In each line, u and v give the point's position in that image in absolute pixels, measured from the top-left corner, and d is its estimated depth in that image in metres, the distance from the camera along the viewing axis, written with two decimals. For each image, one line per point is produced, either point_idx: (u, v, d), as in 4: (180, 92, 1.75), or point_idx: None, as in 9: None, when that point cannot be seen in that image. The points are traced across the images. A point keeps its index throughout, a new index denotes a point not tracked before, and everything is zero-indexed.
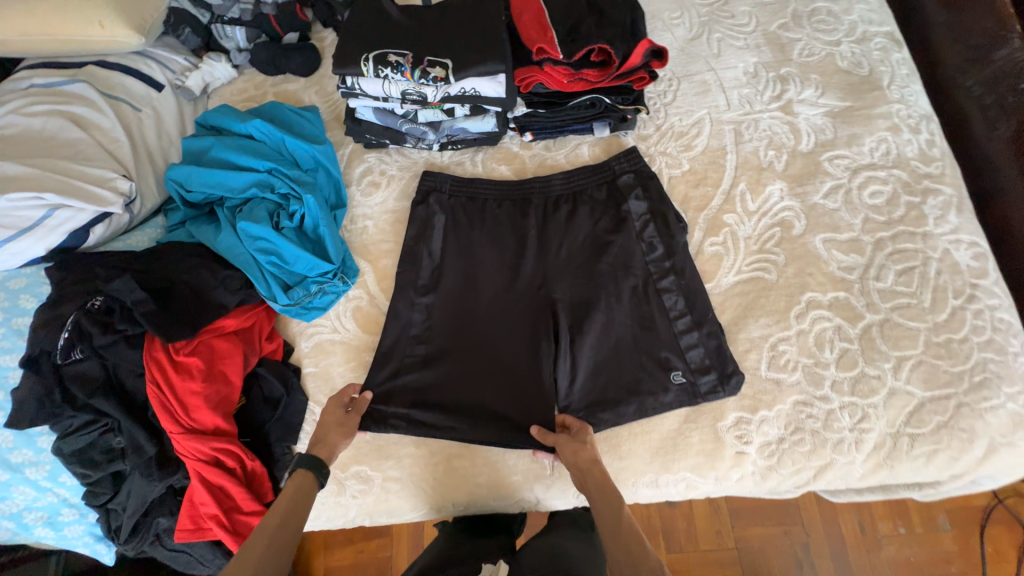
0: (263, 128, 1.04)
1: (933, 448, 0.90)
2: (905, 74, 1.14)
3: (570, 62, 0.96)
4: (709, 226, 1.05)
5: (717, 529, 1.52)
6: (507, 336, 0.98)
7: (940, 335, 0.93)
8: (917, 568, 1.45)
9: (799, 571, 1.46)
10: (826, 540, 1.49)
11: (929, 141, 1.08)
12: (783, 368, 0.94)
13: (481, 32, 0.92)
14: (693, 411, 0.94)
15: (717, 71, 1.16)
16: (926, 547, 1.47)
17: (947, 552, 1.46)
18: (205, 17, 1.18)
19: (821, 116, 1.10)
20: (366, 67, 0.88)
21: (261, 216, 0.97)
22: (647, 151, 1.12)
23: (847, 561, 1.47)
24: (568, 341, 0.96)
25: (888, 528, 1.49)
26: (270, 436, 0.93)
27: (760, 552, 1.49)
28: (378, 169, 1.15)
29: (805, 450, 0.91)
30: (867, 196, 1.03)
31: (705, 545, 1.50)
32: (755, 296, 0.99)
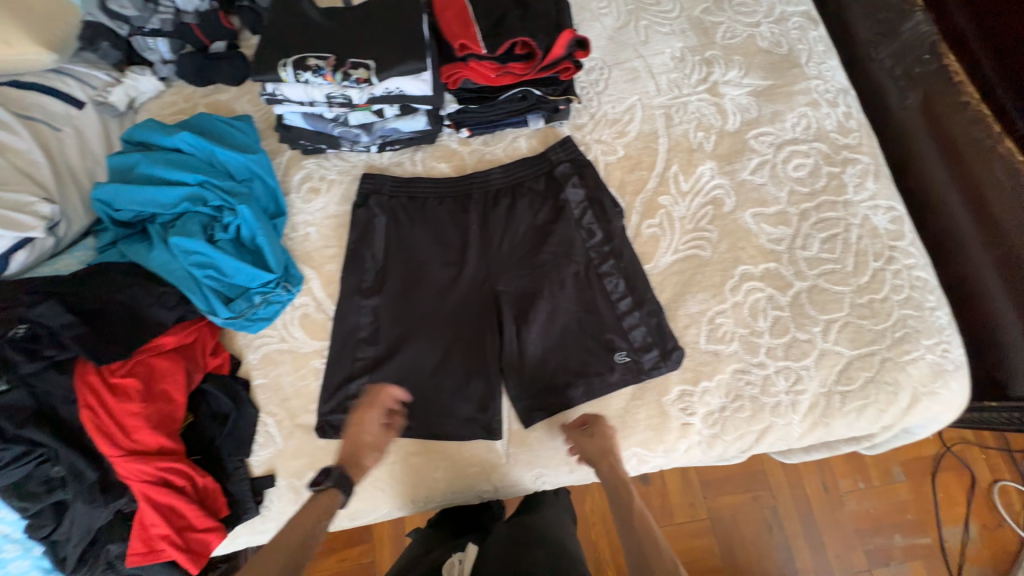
0: (191, 140, 1.02)
1: (863, 403, 0.95)
2: (822, 50, 1.19)
3: (495, 57, 0.97)
4: (645, 208, 1.08)
5: (691, 502, 1.56)
6: (455, 332, 0.99)
7: (863, 296, 0.99)
8: (876, 519, 1.53)
9: (769, 534, 1.53)
10: (792, 501, 1.55)
11: (846, 113, 1.13)
12: (721, 340, 0.98)
13: (402, 33, 0.93)
14: (640, 389, 0.97)
15: (646, 58, 1.20)
16: (884, 498, 1.55)
17: (903, 501, 1.55)
18: (123, 29, 1.15)
19: (745, 95, 1.14)
20: (285, 73, 0.87)
21: (194, 230, 0.96)
22: (583, 140, 1.14)
23: (812, 518, 1.54)
24: (516, 331, 0.98)
25: (848, 484, 1.56)
26: (221, 450, 0.92)
27: (731, 519, 1.54)
28: (318, 174, 1.14)
29: (746, 415, 0.95)
30: (791, 169, 1.08)
31: (679, 519, 1.55)
32: (692, 273, 1.03)
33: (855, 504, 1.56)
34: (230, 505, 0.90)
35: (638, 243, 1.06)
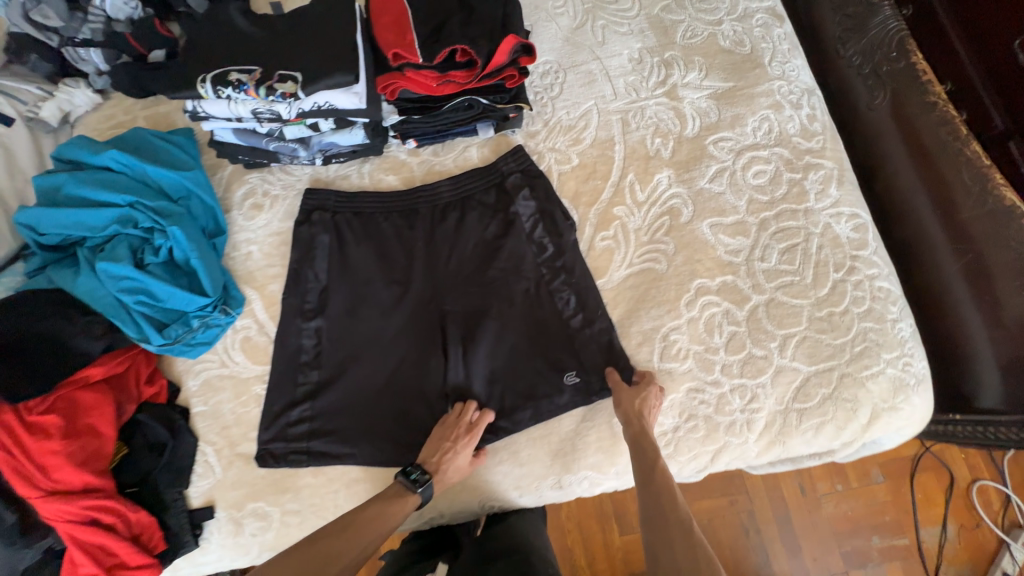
0: (120, 158, 0.98)
1: (821, 420, 0.92)
2: (787, 49, 1.14)
3: (435, 65, 0.92)
4: (599, 220, 1.04)
5: None
6: (401, 354, 0.96)
7: (822, 310, 0.95)
8: (854, 521, 1.51)
9: (746, 539, 1.49)
10: (769, 505, 1.52)
11: (810, 116, 1.09)
12: (675, 357, 0.94)
13: (331, 42, 0.88)
14: (590, 411, 0.94)
15: (602, 60, 1.14)
16: (862, 501, 1.52)
17: (881, 502, 1.52)
18: (53, 40, 1.09)
19: (705, 98, 1.10)
20: (204, 89, 0.82)
21: (122, 255, 0.91)
22: (537, 148, 1.09)
23: (789, 521, 1.51)
24: (463, 352, 0.95)
25: (826, 487, 1.53)
26: (156, 483, 0.89)
27: (708, 525, 1.51)
28: (261, 189, 1.10)
29: (700, 436, 0.92)
30: (750, 177, 1.04)
31: None
32: (646, 288, 0.99)
33: (833, 506, 1.53)
34: (167, 540, 0.87)
35: (592, 256, 1.02)
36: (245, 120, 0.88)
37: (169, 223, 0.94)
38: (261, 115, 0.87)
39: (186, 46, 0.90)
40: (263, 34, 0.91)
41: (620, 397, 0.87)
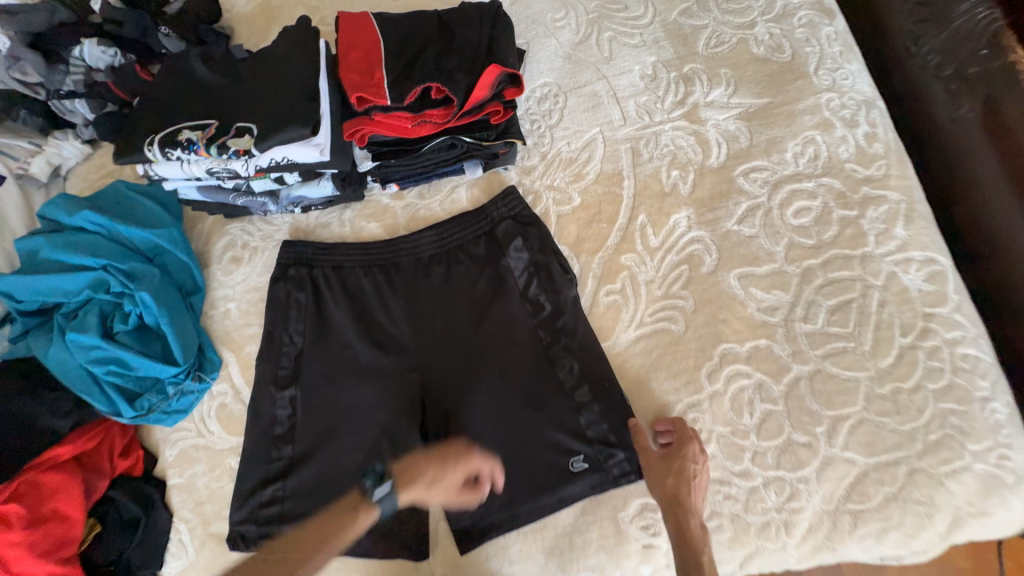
0: (92, 219, 0.94)
1: (883, 526, 0.73)
2: (839, 52, 0.93)
3: (407, 105, 0.81)
4: (604, 271, 0.89)
5: None
6: (378, 431, 0.86)
7: (885, 385, 0.76)
8: None
9: None
10: None
11: (869, 135, 0.88)
12: (694, 441, 0.79)
13: (290, 89, 0.78)
14: (592, 502, 0.80)
15: (609, 79, 0.98)
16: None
17: None
18: (40, 94, 1.07)
19: (733, 119, 0.92)
20: (153, 152, 0.76)
21: (91, 323, 0.87)
22: (532, 187, 0.96)
23: None
24: (447, 431, 0.84)
25: None
26: (130, 563, 0.85)
27: None
28: (241, 241, 1.03)
29: (725, 538, 0.76)
30: (790, 216, 0.85)
31: None
32: (660, 354, 0.84)
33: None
34: None
35: (596, 314, 0.88)
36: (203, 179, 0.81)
37: (138, 288, 0.89)
38: (217, 174, 0.80)
39: (146, 101, 0.84)
40: (224, 82, 0.83)
41: (652, 471, 0.76)
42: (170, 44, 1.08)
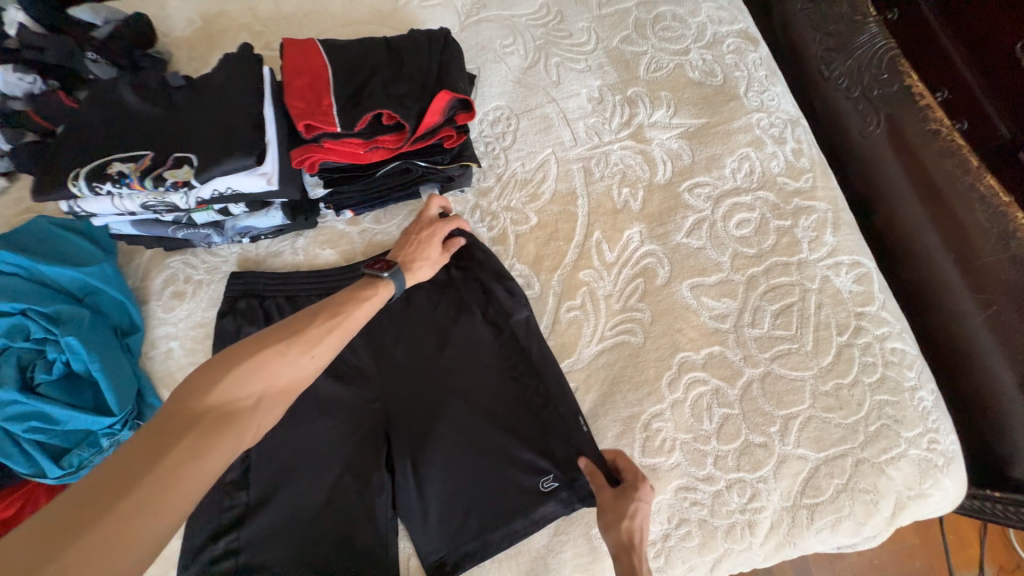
0: (8, 259, 0.86)
1: (836, 517, 0.78)
2: (764, 76, 1.01)
3: (358, 132, 0.80)
4: (564, 288, 0.91)
5: None
6: (341, 469, 0.82)
7: (828, 383, 0.81)
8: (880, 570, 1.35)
9: None
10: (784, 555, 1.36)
11: (796, 150, 0.96)
12: (659, 451, 0.81)
13: (232, 117, 0.75)
14: (565, 521, 0.80)
15: (559, 102, 1.02)
16: (890, 547, 1.37)
17: (910, 547, 1.35)
18: None
19: (675, 139, 0.97)
20: (78, 187, 0.69)
21: (7, 375, 0.79)
22: (490, 209, 0.97)
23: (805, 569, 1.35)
24: (415, 462, 0.81)
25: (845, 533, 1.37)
26: None
27: None
28: (184, 275, 0.97)
29: (695, 544, 0.78)
30: (733, 227, 0.91)
31: None
32: (621, 366, 0.85)
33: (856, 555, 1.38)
34: None
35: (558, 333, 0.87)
36: (137, 213, 0.76)
37: (62, 333, 0.81)
38: (154, 208, 0.75)
39: (71, 133, 0.79)
40: (159, 111, 0.79)
41: (606, 516, 0.70)
42: (98, 69, 1.03)
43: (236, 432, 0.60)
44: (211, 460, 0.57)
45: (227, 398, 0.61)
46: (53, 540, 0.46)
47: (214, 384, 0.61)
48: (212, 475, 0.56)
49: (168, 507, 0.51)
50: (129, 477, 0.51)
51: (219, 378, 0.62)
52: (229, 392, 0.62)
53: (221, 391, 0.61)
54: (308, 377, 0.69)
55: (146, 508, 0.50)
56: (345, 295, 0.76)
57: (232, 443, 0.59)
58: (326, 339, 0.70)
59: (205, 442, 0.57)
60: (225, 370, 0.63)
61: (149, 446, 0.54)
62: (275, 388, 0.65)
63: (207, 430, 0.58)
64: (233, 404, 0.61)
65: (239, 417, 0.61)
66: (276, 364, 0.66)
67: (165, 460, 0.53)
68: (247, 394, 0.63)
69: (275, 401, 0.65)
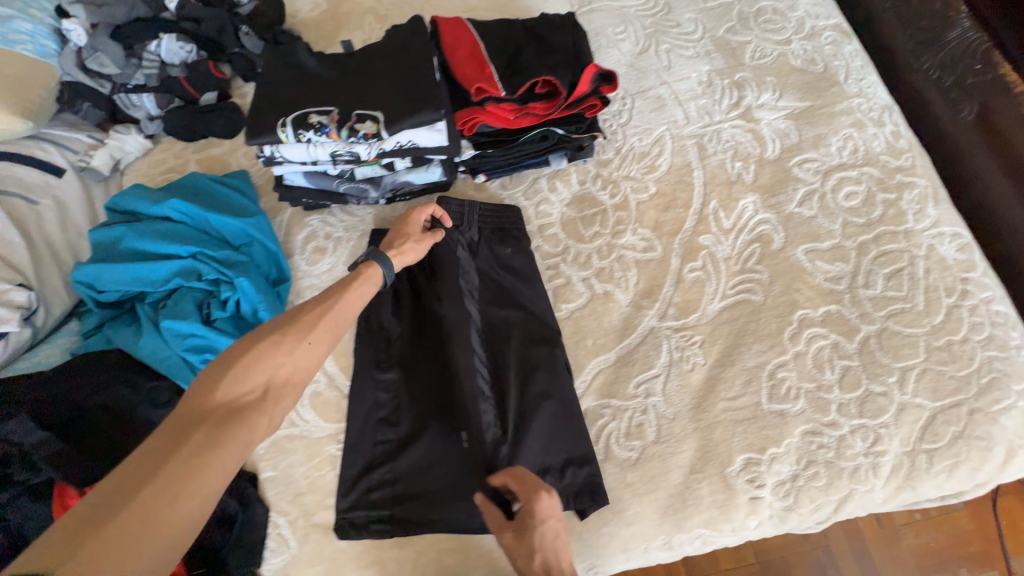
0: (181, 208, 0.92)
1: (953, 462, 0.83)
2: (860, 66, 1.10)
3: (515, 98, 0.89)
4: (685, 251, 0.98)
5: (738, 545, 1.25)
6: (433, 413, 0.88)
7: (940, 339, 0.88)
8: (939, 555, 1.26)
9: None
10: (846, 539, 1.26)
11: (894, 133, 1.04)
12: (785, 398, 0.87)
13: (412, 78, 0.84)
14: (700, 461, 0.85)
15: (670, 84, 1.11)
16: (945, 530, 1.28)
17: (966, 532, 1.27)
18: (106, 87, 1.06)
19: (782, 119, 1.06)
20: (285, 134, 0.80)
21: (187, 310, 0.85)
22: (611, 178, 1.04)
23: (867, 556, 1.25)
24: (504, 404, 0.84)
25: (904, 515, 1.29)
26: (228, 562, 0.80)
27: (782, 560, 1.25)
28: (323, 232, 1.02)
29: (822, 484, 0.83)
30: (842, 199, 0.98)
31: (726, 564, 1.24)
32: (744, 321, 0.92)
33: (912, 536, 1.28)
34: None
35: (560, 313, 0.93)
36: (321, 163, 0.85)
37: (236, 274, 0.87)
38: (339, 157, 0.84)
39: (260, 90, 0.87)
40: (335, 74, 0.87)
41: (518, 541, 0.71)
42: (249, 42, 1.11)
43: (249, 421, 0.63)
44: (229, 448, 0.59)
45: (234, 393, 0.64)
46: (83, 531, 0.48)
47: (223, 381, 0.64)
48: (230, 462, 0.59)
49: (189, 494, 0.54)
50: (149, 468, 0.54)
51: (221, 376, 0.65)
52: (234, 387, 0.64)
53: (227, 387, 0.64)
54: (313, 365, 0.71)
55: (165, 498, 0.52)
56: (335, 286, 0.79)
57: (245, 433, 0.62)
58: (322, 328, 0.73)
59: (218, 433, 0.59)
60: (226, 367, 0.66)
61: (164, 443, 0.57)
62: (281, 378, 0.68)
63: (218, 421, 0.61)
64: (241, 397, 0.64)
65: (248, 408, 0.64)
66: (278, 356, 0.69)
67: (179, 452, 0.56)
68: (252, 388, 0.66)
69: (281, 392, 0.68)
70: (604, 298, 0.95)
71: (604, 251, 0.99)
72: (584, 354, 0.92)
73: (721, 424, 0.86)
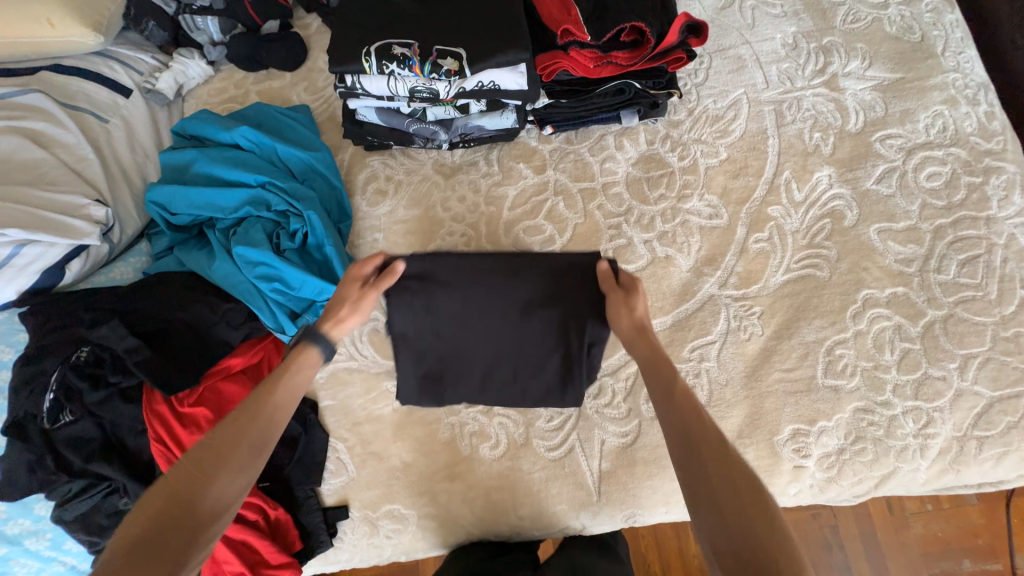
0: (251, 136, 0.92)
1: (1003, 451, 0.83)
2: (961, 38, 1.02)
3: (599, 45, 0.86)
4: (752, 221, 0.96)
5: None
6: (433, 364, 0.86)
7: (1008, 329, 0.86)
8: (944, 545, 1.22)
9: (826, 557, 1.22)
10: (854, 520, 1.24)
11: (989, 113, 0.97)
12: (841, 374, 0.87)
13: (498, 17, 0.83)
14: (748, 427, 0.86)
15: (752, 45, 1.05)
16: (955, 523, 1.24)
17: (973, 525, 1.23)
18: (171, 7, 1.03)
19: (869, 90, 1.00)
20: (369, 63, 0.82)
21: (258, 239, 0.86)
22: (681, 139, 1.01)
23: (874, 540, 1.23)
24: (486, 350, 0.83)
25: (914, 502, 1.25)
26: (292, 478, 0.86)
27: None
28: (384, 174, 1.00)
29: (867, 460, 0.84)
30: (924, 179, 0.94)
31: None
32: (807, 296, 0.91)
33: (921, 525, 1.25)
34: (303, 539, 0.85)
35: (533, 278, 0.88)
36: (398, 98, 0.88)
37: (304, 207, 0.87)
38: (416, 94, 0.86)
39: (340, 18, 0.86)
40: (413, 4, 0.86)
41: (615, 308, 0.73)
42: None
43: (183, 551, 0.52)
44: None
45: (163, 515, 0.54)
46: None
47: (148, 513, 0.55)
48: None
49: None
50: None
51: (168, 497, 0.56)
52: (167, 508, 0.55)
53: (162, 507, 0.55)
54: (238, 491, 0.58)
55: None
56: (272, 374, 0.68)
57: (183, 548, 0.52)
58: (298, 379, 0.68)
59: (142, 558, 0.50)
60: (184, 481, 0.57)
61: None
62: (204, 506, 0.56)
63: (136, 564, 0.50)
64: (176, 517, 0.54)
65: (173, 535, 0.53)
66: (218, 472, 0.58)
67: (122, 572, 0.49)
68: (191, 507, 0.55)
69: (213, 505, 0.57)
70: (665, 262, 0.95)
71: (668, 214, 0.97)
72: None
73: (773, 393, 0.87)
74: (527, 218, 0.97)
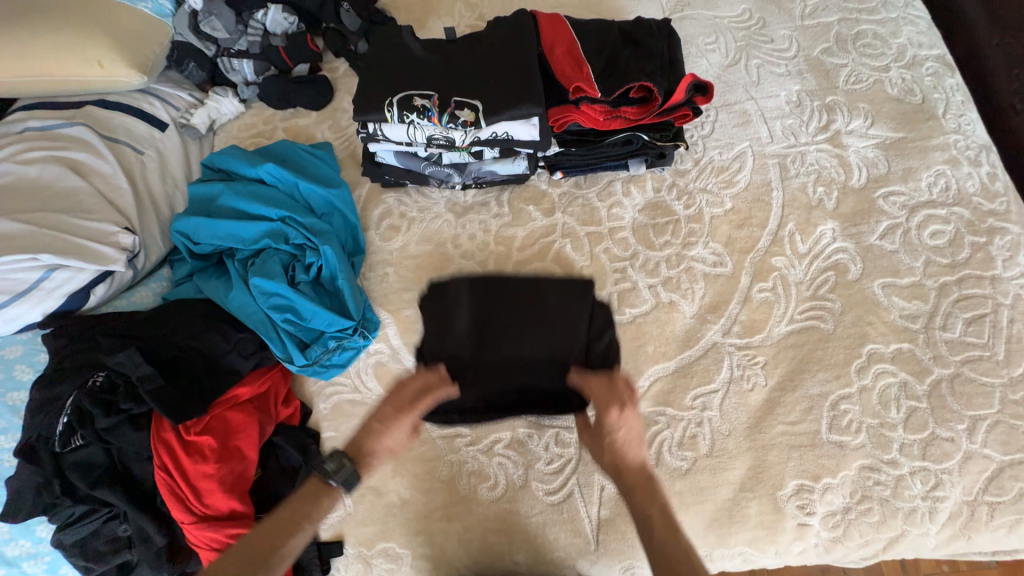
0: (275, 173, 0.97)
1: (1016, 518, 0.81)
2: (961, 101, 1.05)
3: (608, 100, 0.91)
4: (756, 270, 0.97)
5: None
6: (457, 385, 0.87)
7: (1017, 392, 0.85)
8: None
9: None
10: None
11: (991, 174, 0.99)
12: (846, 430, 0.86)
13: (514, 72, 0.89)
14: (750, 480, 0.85)
15: (757, 100, 1.09)
16: None
17: None
18: (210, 50, 1.11)
19: (872, 148, 1.03)
20: (390, 113, 0.87)
21: (275, 271, 0.90)
22: (686, 188, 1.04)
23: None
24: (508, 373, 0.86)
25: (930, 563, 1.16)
26: None
27: None
28: (398, 211, 1.04)
29: (874, 521, 0.82)
30: (927, 237, 0.96)
31: None
32: (811, 348, 0.91)
33: None
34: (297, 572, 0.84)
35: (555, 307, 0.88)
36: (416, 144, 0.92)
37: (321, 241, 0.91)
38: (433, 141, 0.90)
39: (367, 68, 0.92)
40: (435, 59, 0.92)
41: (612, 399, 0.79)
42: (347, 18, 1.11)
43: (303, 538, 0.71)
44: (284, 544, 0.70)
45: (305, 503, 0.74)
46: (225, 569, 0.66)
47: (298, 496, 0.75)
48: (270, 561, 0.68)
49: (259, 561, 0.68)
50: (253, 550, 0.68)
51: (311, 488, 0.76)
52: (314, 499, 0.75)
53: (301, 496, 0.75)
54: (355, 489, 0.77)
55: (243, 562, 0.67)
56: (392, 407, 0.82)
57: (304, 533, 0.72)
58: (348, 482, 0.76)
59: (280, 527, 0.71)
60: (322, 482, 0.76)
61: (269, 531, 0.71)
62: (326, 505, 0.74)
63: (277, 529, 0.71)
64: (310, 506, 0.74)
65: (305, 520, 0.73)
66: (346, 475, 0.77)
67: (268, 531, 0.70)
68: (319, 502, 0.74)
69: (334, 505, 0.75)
70: (668, 307, 0.96)
71: (673, 260, 0.99)
72: (643, 360, 0.93)
73: (776, 447, 0.86)
74: (534, 258, 1.00)
